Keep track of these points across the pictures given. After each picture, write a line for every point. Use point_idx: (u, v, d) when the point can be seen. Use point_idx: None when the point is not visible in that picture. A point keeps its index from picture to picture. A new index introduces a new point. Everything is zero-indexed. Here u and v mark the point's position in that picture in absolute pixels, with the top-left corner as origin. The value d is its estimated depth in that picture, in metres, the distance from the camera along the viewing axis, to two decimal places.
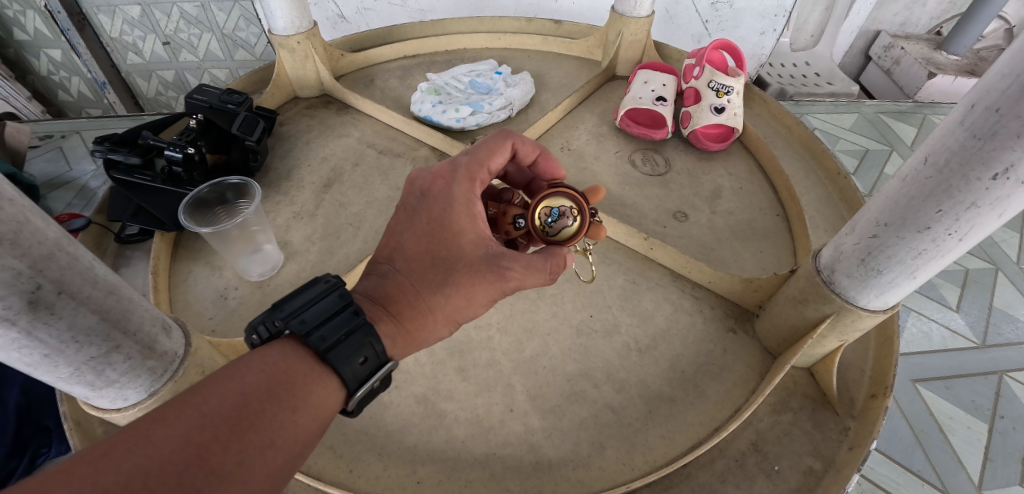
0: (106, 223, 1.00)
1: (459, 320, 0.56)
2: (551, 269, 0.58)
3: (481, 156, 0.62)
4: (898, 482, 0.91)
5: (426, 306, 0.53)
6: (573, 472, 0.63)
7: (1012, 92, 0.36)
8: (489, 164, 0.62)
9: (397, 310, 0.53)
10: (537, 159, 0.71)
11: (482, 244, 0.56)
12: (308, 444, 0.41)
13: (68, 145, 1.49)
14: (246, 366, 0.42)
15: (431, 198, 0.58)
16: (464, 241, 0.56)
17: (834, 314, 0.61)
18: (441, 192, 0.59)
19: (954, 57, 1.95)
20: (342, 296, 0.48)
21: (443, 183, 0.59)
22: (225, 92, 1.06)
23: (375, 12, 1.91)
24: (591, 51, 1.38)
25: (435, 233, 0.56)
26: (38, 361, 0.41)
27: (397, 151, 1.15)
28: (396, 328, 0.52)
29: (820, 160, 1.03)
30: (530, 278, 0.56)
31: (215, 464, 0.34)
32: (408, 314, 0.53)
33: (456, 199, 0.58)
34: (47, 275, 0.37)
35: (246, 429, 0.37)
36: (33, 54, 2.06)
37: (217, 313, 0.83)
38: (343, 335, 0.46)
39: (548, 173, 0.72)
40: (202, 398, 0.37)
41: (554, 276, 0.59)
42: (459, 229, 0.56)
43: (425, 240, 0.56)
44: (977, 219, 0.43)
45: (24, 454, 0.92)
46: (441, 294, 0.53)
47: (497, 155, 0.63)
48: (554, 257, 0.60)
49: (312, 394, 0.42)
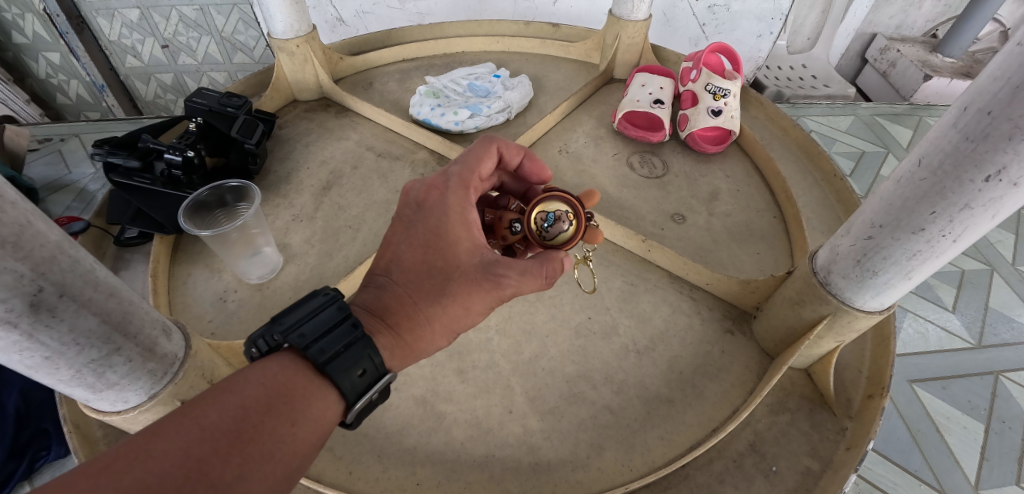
0: (105, 226, 1.01)
1: (457, 329, 0.56)
2: (547, 274, 0.59)
3: (471, 163, 0.63)
4: (896, 482, 0.92)
5: (423, 317, 0.53)
6: (572, 473, 0.63)
7: (1004, 95, 0.37)
8: (479, 170, 0.64)
9: (395, 322, 0.53)
10: (523, 161, 0.71)
11: (477, 252, 0.57)
12: (307, 455, 0.42)
13: (67, 148, 1.49)
14: (246, 379, 0.42)
15: (427, 209, 0.59)
16: (461, 251, 0.57)
17: (831, 316, 0.62)
18: (437, 202, 0.59)
19: (949, 60, 1.96)
20: (341, 309, 0.49)
21: (437, 193, 0.60)
22: (224, 95, 1.07)
23: (374, 15, 1.91)
24: (589, 55, 1.39)
25: (432, 244, 0.56)
26: (39, 364, 0.41)
27: (396, 154, 1.15)
28: (394, 340, 0.52)
29: (817, 162, 1.03)
30: (526, 285, 0.57)
31: (214, 477, 0.34)
32: (406, 325, 0.53)
33: (451, 206, 0.59)
34: (49, 277, 0.38)
35: (246, 442, 0.37)
36: (32, 58, 2.06)
37: (217, 316, 0.83)
38: (342, 347, 0.46)
39: (535, 174, 0.73)
40: (202, 409, 0.37)
41: (551, 281, 0.60)
42: (454, 238, 0.57)
43: (422, 251, 0.56)
44: (971, 221, 0.44)
45: (23, 457, 0.92)
46: (439, 305, 0.54)
47: (485, 160, 0.65)
48: (550, 260, 0.60)
49: (310, 407, 0.43)
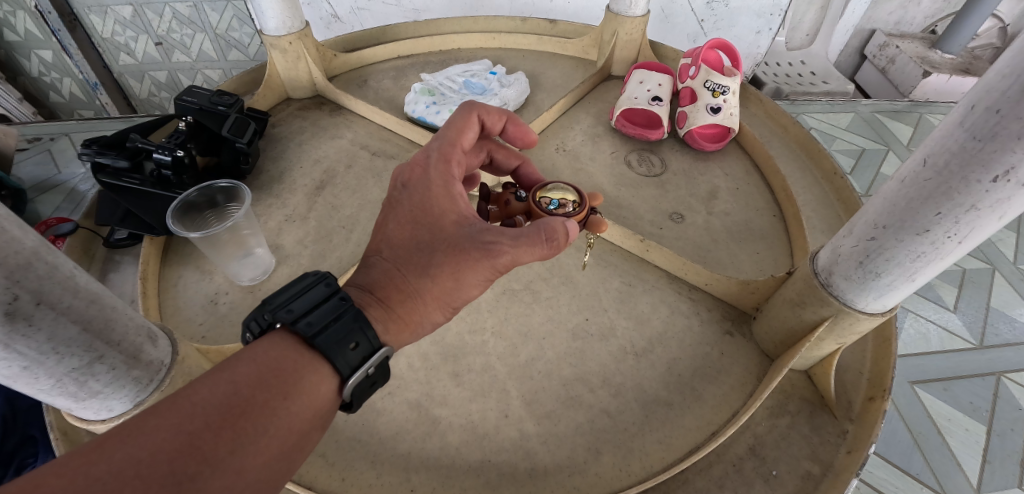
0: (94, 227, 0.99)
1: (452, 302, 0.55)
2: (547, 237, 0.53)
3: (452, 137, 0.62)
4: (897, 486, 0.91)
5: (413, 290, 0.52)
6: (569, 478, 0.62)
7: (1014, 93, 0.35)
8: (460, 142, 0.63)
9: (386, 296, 0.51)
10: (507, 126, 0.71)
11: (464, 222, 0.55)
12: (304, 433, 0.40)
13: (57, 148, 1.47)
14: (238, 357, 0.40)
15: (410, 186, 0.58)
16: (449, 224, 0.55)
17: (832, 317, 0.61)
18: (420, 178, 0.58)
19: (949, 56, 1.95)
20: (330, 285, 0.47)
21: (419, 170, 0.59)
22: (215, 94, 1.05)
23: (369, 12, 1.89)
24: (586, 51, 1.37)
25: (418, 219, 0.55)
26: (17, 374, 0.40)
27: (390, 153, 1.13)
28: (385, 313, 0.51)
29: (817, 161, 1.02)
30: (522, 252, 0.52)
31: (207, 453, 0.32)
32: (396, 299, 0.51)
33: (434, 182, 0.58)
34: (24, 285, 0.36)
35: (241, 418, 0.36)
36: (24, 56, 2.03)
37: (208, 319, 0.81)
38: (331, 320, 0.44)
39: (519, 138, 0.72)
40: (194, 389, 0.36)
41: (555, 248, 0.54)
42: (441, 212, 0.56)
43: (410, 226, 0.55)
44: (977, 222, 0.42)
45: (11, 465, 0.90)
46: (427, 277, 0.52)
47: (466, 132, 0.64)
48: (549, 224, 0.54)
49: (303, 380, 0.41)
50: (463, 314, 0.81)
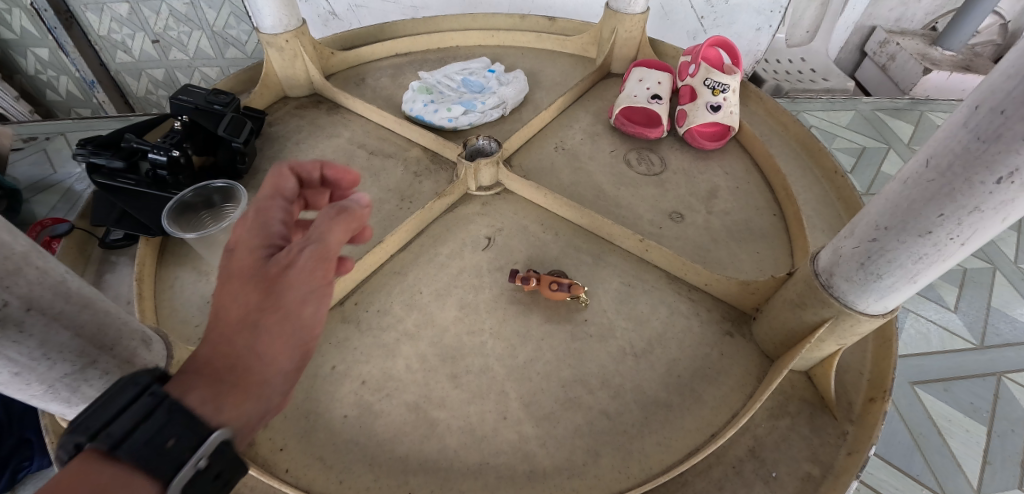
0: (89, 228, 0.98)
1: (296, 344, 0.40)
2: (337, 214, 0.41)
3: (261, 192, 0.47)
4: (897, 487, 0.91)
5: (244, 346, 0.37)
6: (568, 481, 0.62)
7: (1019, 93, 0.35)
8: (270, 195, 0.47)
9: (208, 374, 0.36)
10: (324, 172, 0.56)
11: (268, 248, 0.41)
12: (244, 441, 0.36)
13: (52, 147, 1.46)
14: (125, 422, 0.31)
15: (228, 259, 0.41)
16: (256, 260, 0.40)
17: (832, 318, 0.60)
18: (235, 247, 0.42)
19: (949, 53, 1.94)
20: (139, 382, 0.34)
21: (234, 240, 0.43)
22: (211, 93, 1.04)
23: (366, 9, 1.88)
24: (585, 49, 1.36)
25: (229, 283, 0.39)
26: (8, 380, 0.39)
27: (388, 152, 1.12)
28: (212, 391, 0.35)
29: (818, 159, 1.01)
30: (334, 231, 0.41)
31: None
32: (225, 366, 0.36)
33: (237, 243, 0.42)
34: (14, 291, 0.36)
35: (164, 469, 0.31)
36: (20, 53, 2.01)
37: (204, 320, 0.81)
38: (160, 399, 0.32)
39: (342, 179, 0.58)
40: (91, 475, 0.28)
41: (349, 217, 0.42)
42: (248, 258, 0.40)
43: (224, 294, 0.39)
44: (980, 224, 0.42)
45: (8, 467, 0.96)
46: (246, 323, 0.37)
47: (278, 180, 0.49)
48: (335, 211, 0.42)
49: (224, 403, 0.35)
50: (462, 315, 0.80)
